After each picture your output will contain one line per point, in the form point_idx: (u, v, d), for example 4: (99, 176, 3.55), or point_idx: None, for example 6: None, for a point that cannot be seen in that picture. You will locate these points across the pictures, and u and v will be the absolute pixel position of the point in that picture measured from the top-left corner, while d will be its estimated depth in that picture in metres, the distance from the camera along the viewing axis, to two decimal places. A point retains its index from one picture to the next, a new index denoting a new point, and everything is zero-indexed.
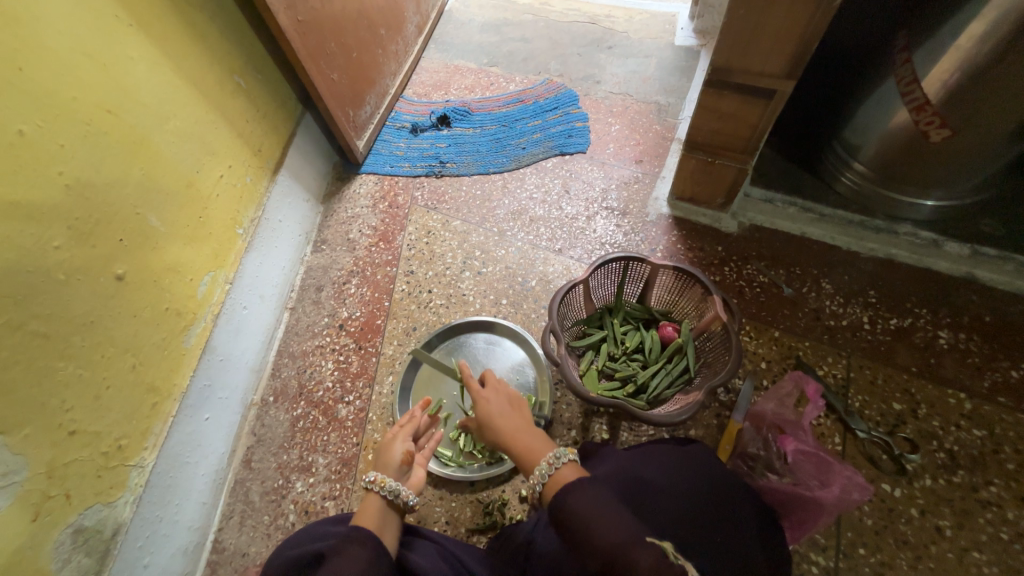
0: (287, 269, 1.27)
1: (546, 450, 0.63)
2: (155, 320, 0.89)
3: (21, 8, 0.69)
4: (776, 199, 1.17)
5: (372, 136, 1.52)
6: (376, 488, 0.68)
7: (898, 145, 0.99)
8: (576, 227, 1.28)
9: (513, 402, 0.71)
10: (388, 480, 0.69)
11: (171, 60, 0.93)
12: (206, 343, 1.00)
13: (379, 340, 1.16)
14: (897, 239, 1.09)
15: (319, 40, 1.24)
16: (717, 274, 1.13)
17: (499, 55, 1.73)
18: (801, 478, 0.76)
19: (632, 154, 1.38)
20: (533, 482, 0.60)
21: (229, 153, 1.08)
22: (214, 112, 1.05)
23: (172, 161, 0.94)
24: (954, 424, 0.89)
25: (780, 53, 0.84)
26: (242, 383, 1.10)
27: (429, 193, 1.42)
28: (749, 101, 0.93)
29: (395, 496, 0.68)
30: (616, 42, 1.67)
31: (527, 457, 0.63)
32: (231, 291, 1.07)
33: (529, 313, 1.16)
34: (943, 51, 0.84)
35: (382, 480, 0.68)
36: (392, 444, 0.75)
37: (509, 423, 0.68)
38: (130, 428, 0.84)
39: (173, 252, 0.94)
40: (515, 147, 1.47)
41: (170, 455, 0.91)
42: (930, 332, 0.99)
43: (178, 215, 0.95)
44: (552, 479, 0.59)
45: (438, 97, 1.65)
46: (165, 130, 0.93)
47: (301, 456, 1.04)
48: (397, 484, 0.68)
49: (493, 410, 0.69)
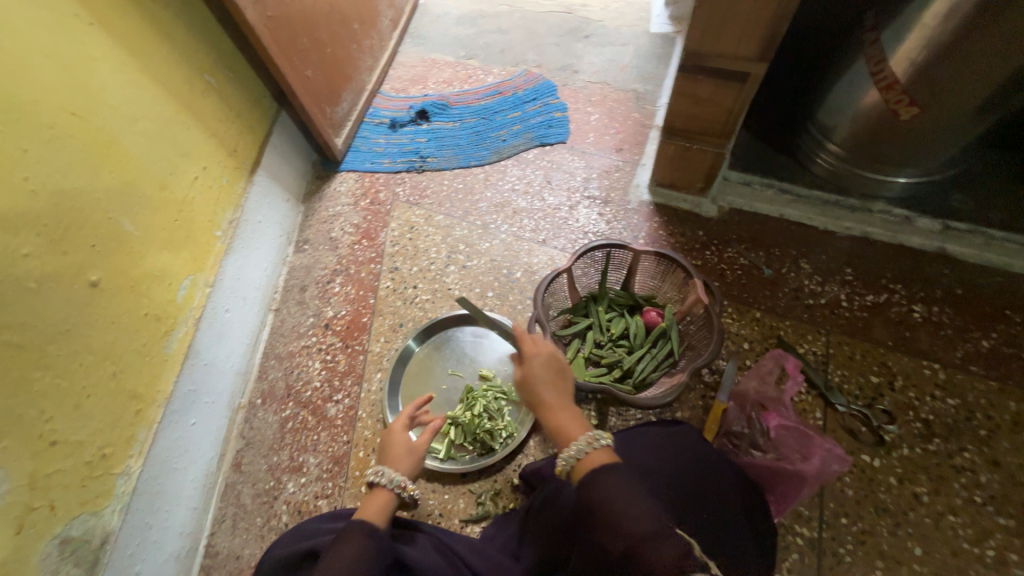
0: (270, 270, 1.25)
1: (582, 430, 0.60)
2: (134, 327, 0.88)
3: None
4: (754, 182, 1.18)
5: (351, 133, 1.50)
6: (400, 491, 0.72)
7: (870, 124, 1.01)
8: (559, 217, 1.28)
9: (560, 374, 0.68)
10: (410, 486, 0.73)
11: (136, 60, 0.91)
12: (189, 348, 0.99)
13: (366, 338, 1.16)
14: (871, 218, 1.11)
15: (291, 36, 1.22)
16: (699, 259, 1.15)
17: (476, 47, 1.72)
18: (783, 451, 0.78)
19: (612, 142, 1.39)
20: (569, 453, 0.57)
21: (203, 154, 1.07)
22: (185, 113, 1.02)
23: (144, 164, 0.92)
24: (929, 394, 0.92)
25: (750, 36, 0.85)
26: (228, 387, 1.08)
27: (411, 188, 1.41)
28: (724, 85, 0.94)
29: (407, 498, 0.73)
30: (593, 31, 1.66)
31: (560, 432, 0.61)
32: (212, 294, 1.06)
33: (515, 304, 1.16)
34: (910, 30, 0.85)
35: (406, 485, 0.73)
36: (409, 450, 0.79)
37: (553, 395, 0.65)
38: (114, 436, 0.83)
39: (149, 257, 0.92)
40: (495, 139, 1.47)
41: (157, 462, 0.91)
42: (905, 307, 1.02)
43: (152, 219, 0.93)
44: (584, 459, 0.56)
45: (417, 91, 1.63)
46: (134, 132, 0.90)
47: (292, 457, 1.03)
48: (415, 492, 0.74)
49: (536, 379, 0.66)
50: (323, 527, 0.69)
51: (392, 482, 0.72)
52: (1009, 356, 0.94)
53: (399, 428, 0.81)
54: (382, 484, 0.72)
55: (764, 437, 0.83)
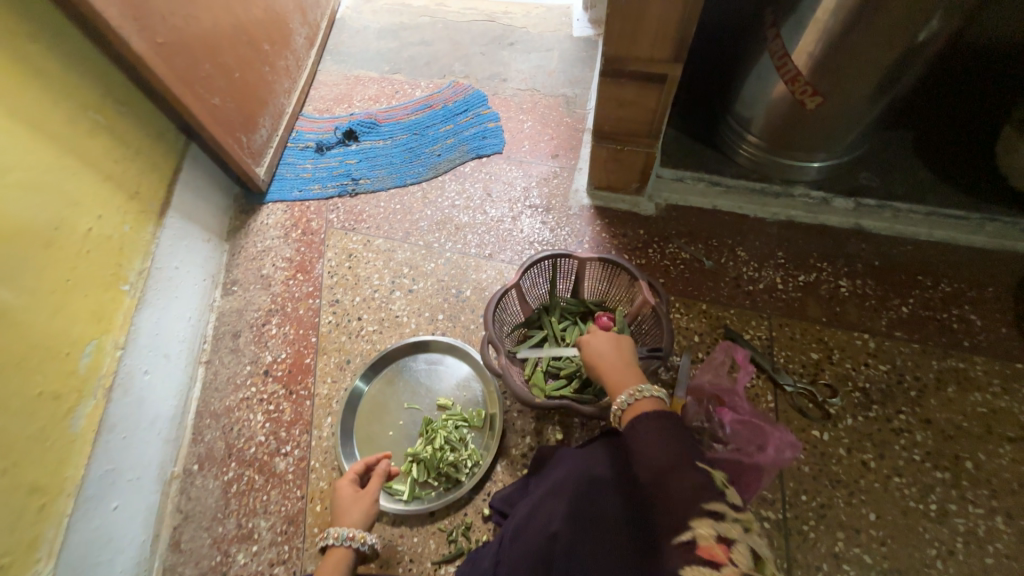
0: (194, 319, 1.14)
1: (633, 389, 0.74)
2: (26, 411, 0.76)
3: None
4: (686, 177, 1.21)
5: (273, 161, 1.41)
6: (354, 544, 0.78)
7: (782, 115, 1.06)
8: (503, 230, 1.26)
9: (621, 346, 0.82)
10: (365, 535, 0.79)
11: (0, 104, 0.79)
12: (102, 422, 0.87)
13: (311, 381, 1.08)
14: (794, 202, 1.17)
15: (190, 63, 1.12)
16: (643, 258, 1.16)
17: (400, 61, 1.67)
18: (741, 445, 0.77)
19: (547, 149, 1.38)
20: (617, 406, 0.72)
21: (98, 201, 0.95)
22: (72, 158, 0.91)
23: (21, 221, 0.80)
24: (863, 363, 0.98)
25: (662, 41, 0.87)
26: (157, 457, 0.97)
27: (346, 213, 1.34)
28: (645, 87, 0.96)
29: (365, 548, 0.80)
30: (517, 38, 1.66)
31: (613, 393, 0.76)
32: (124, 357, 0.94)
33: (468, 324, 1.13)
34: (806, 26, 0.90)
35: (359, 537, 0.79)
36: (358, 501, 0.83)
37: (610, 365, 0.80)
38: (11, 542, 0.72)
39: (39, 326, 0.80)
40: (430, 155, 1.42)
41: (75, 558, 0.79)
42: (833, 283, 1.08)
43: (37, 283, 0.81)
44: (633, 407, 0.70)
45: (342, 111, 1.56)
46: (4, 186, 0.79)
47: (239, 524, 0.94)
48: (371, 540, 0.80)
49: (598, 353, 0.81)
50: None
51: (341, 538, 0.78)
52: (927, 317, 1.01)
53: (346, 486, 0.84)
54: (336, 543, 0.78)
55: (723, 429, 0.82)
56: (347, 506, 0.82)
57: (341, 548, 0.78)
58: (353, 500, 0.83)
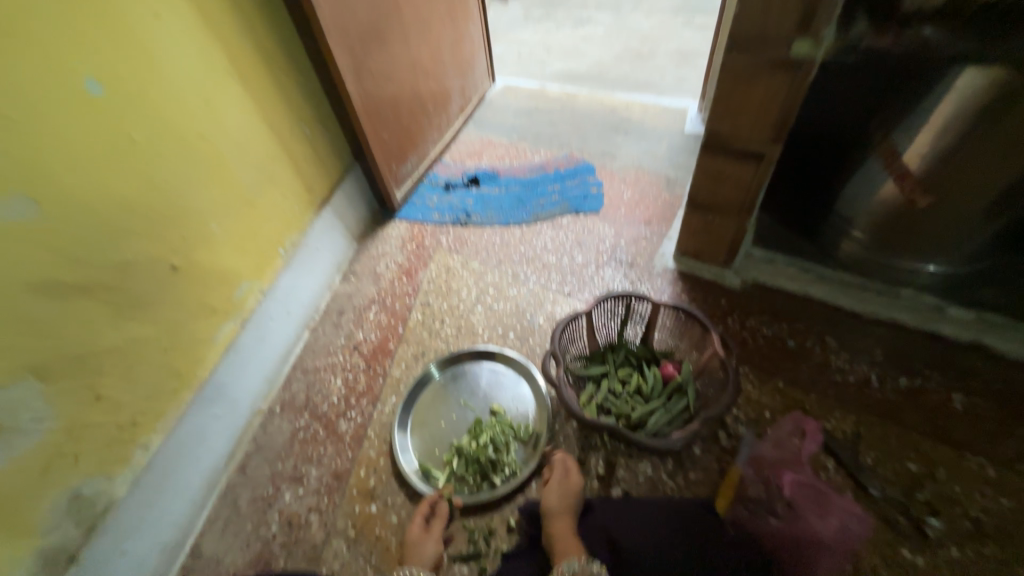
0: (316, 291, 1.37)
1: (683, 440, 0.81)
2: (194, 313, 0.98)
3: (156, 49, 0.88)
4: (777, 258, 1.23)
5: (409, 189, 1.71)
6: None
7: (890, 215, 1.06)
8: (585, 274, 1.36)
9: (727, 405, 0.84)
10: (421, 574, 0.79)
11: (256, 108, 1.14)
12: (233, 343, 1.08)
13: (388, 362, 1.21)
14: (900, 302, 1.10)
15: (377, 107, 1.47)
16: (721, 325, 1.16)
17: (528, 133, 1.98)
18: (802, 513, 0.83)
19: (641, 217, 1.50)
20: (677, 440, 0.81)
21: (287, 185, 1.26)
22: (283, 152, 1.24)
23: (241, 183, 1.10)
24: (975, 490, 0.85)
25: (765, 122, 0.95)
26: (255, 389, 1.14)
27: (454, 238, 1.56)
28: (743, 163, 1.04)
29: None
30: (632, 127, 1.90)
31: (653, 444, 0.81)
32: (263, 301, 1.17)
33: (535, 347, 1.20)
34: (914, 131, 0.93)
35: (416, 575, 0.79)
36: (420, 547, 0.87)
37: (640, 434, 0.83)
38: (148, 406, 0.89)
39: (223, 257, 1.05)
40: (535, 205, 1.62)
41: (175, 443, 0.94)
42: (943, 395, 0.97)
43: (234, 226, 1.08)
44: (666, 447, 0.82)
45: (472, 163, 1.87)
46: (240, 157, 1.10)
47: (295, 466, 1.05)
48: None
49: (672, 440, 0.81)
50: None
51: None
52: None
53: (412, 528, 0.89)
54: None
55: (783, 503, 0.85)
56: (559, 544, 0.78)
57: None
58: (561, 485, 0.85)
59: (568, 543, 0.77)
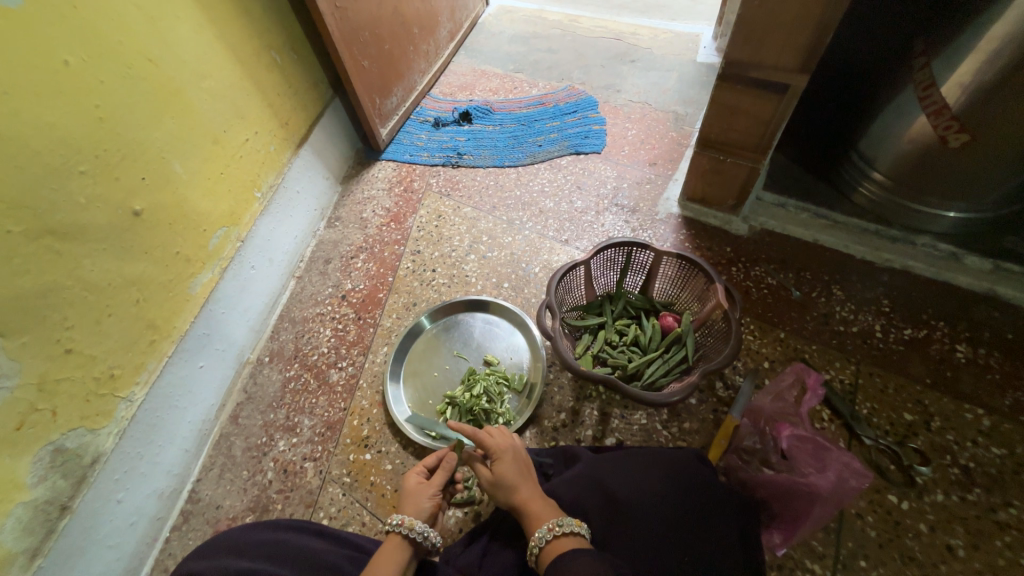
0: (299, 238, 1.29)
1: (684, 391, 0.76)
2: (164, 262, 0.92)
3: None
4: (788, 204, 1.15)
5: (395, 126, 1.57)
6: (404, 529, 0.72)
7: (918, 155, 0.97)
8: (584, 220, 1.28)
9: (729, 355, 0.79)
10: (416, 522, 0.73)
11: (213, 27, 0.99)
12: (211, 293, 1.03)
13: (378, 312, 1.17)
14: (914, 251, 1.05)
15: (355, 29, 1.30)
16: (724, 274, 1.12)
17: (525, 62, 1.80)
18: (796, 464, 0.75)
19: (645, 158, 1.40)
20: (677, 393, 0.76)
21: (257, 120, 1.14)
22: (249, 82, 1.11)
23: (204, 117, 0.99)
24: (970, 440, 0.85)
25: (794, 46, 0.83)
26: (241, 340, 1.11)
27: (444, 180, 1.46)
28: (762, 96, 0.93)
29: (423, 536, 0.72)
30: (639, 57, 1.72)
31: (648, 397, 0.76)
32: (242, 248, 1.10)
33: (530, 297, 1.15)
34: (959, 58, 0.83)
35: (410, 522, 0.72)
36: (419, 494, 0.77)
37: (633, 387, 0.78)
38: (125, 359, 0.85)
39: (191, 200, 0.97)
40: (532, 144, 1.50)
41: (160, 396, 0.92)
42: (947, 345, 0.95)
43: (200, 166, 0.99)
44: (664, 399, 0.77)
45: (463, 97, 1.71)
46: (200, 86, 0.98)
47: (287, 417, 1.04)
48: (425, 526, 0.72)
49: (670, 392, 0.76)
50: (250, 539, 0.74)
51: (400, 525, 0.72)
52: None
53: (413, 476, 0.80)
54: (389, 529, 0.73)
55: (778, 454, 0.79)
56: (530, 508, 0.67)
57: (393, 537, 0.72)
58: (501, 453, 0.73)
59: (541, 505, 0.67)
